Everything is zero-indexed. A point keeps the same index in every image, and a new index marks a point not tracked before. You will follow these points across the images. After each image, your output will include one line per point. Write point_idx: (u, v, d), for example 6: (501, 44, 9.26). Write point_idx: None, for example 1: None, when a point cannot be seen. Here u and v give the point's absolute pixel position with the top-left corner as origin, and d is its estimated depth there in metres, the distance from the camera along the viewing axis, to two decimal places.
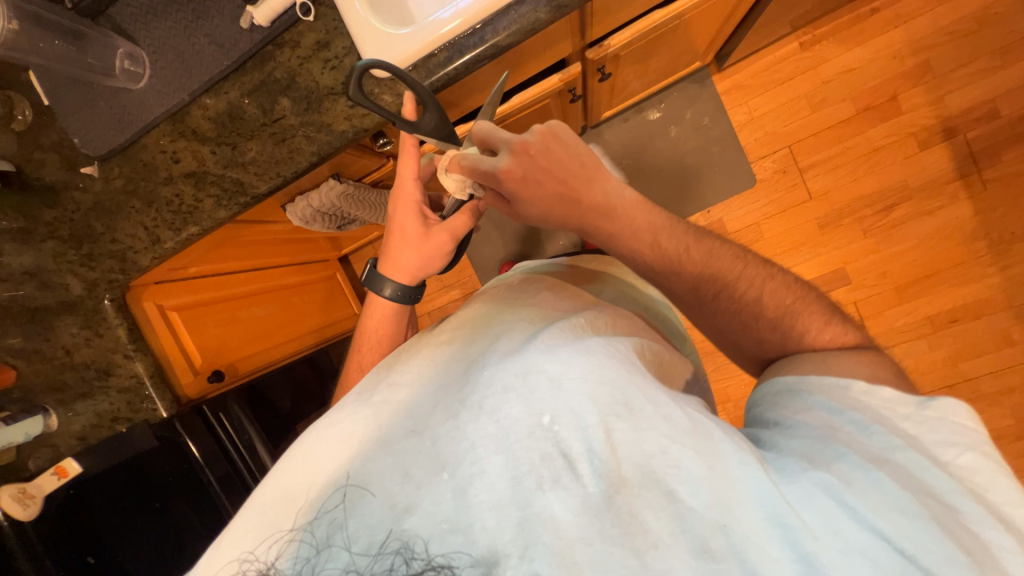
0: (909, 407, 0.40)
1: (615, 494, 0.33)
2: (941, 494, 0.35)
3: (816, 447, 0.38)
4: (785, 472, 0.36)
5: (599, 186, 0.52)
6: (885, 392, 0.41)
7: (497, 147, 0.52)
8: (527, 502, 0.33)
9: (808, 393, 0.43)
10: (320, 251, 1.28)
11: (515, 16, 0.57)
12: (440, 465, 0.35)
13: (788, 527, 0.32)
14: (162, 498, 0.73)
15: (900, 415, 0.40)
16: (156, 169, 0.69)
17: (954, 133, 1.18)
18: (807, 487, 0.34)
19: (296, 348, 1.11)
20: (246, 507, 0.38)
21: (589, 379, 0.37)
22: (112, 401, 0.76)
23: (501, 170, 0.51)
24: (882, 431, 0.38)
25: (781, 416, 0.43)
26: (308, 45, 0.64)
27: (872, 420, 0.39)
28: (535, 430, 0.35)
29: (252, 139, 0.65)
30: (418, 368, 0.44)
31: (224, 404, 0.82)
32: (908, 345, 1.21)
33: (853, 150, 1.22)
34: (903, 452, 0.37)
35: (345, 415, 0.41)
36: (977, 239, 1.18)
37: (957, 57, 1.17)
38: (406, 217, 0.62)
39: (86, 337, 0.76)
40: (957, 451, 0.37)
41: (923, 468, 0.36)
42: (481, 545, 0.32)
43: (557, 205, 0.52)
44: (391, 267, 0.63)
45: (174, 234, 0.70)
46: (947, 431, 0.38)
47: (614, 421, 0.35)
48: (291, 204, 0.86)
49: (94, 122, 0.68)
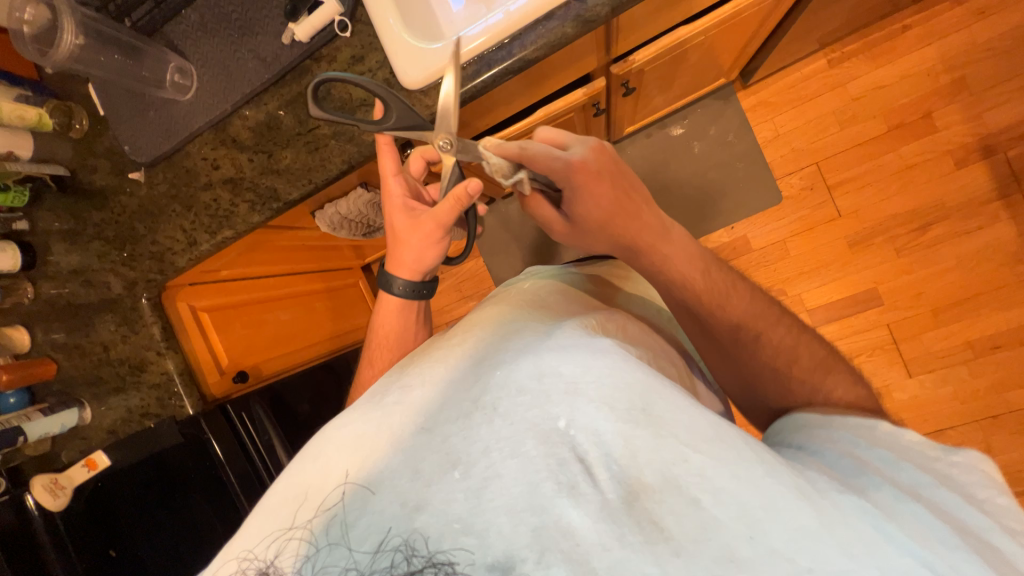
0: (937, 451, 0.40)
1: (634, 501, 0.32)
2: (978, 530, 0.34)
3: (849, 474, 0.38)
4: (822, 489, 0.34)
5: (650, 211, 0.57)
6: (910, 434, 0.41)
7: (564, 144, 0.54)
8: (543, 507, 0.32)
9: (832, 426, 0.44)
10: (344, 259, 1.32)
11: (543, 31, 0.59)
12: (452, 464, 0.35)
13: (821, 542, 0.30)
14: (183, 493, 0.75)
15: (928, 457, 0.39)
16: (197, 175, 0.73)
17: (993, 151, 1.14)
18: (844, 505, 0.33)
19: (318, 352, 1.13)
20: (262, 502, 0.38)
21: (604, 386, 0.36)
22: (144, 396, 0.79)
23: (575, 159, 0.51)
24: (910, 466, 0.38)
25: (810, 444, 0.43)
26: (343, 59, 0.67)
27: (901, 456, 0.39)
28: (550, 434, 0.34)
29: (287, 147, 0.68)
30: (431, 369, 0.42)
31: (248, 404, 0.84)
32: (946, 371, 1.15)
33: (885, 168, 1.19)
34: (936, 488, 0.37)
35: (358, 416, 0.40)
36: (1021, 262, 1.12)
37: (995, 74, 1.14)
38: (394, 214, 0.63)
39: (123, 334, 0.79)
40: (991, 493, 0.37)
41: (956, 505, 0.36)
42: (495, 549, 0.31)
43: (616, 212, 0.55)
44: (393, 264, 0.64)
45: (210, 237, 0.73)
46: (978, 476, 0.38)
47: (631, 428, 0.34)
48: (320, 211, 0.89)
49: (143, 131, 0.73)
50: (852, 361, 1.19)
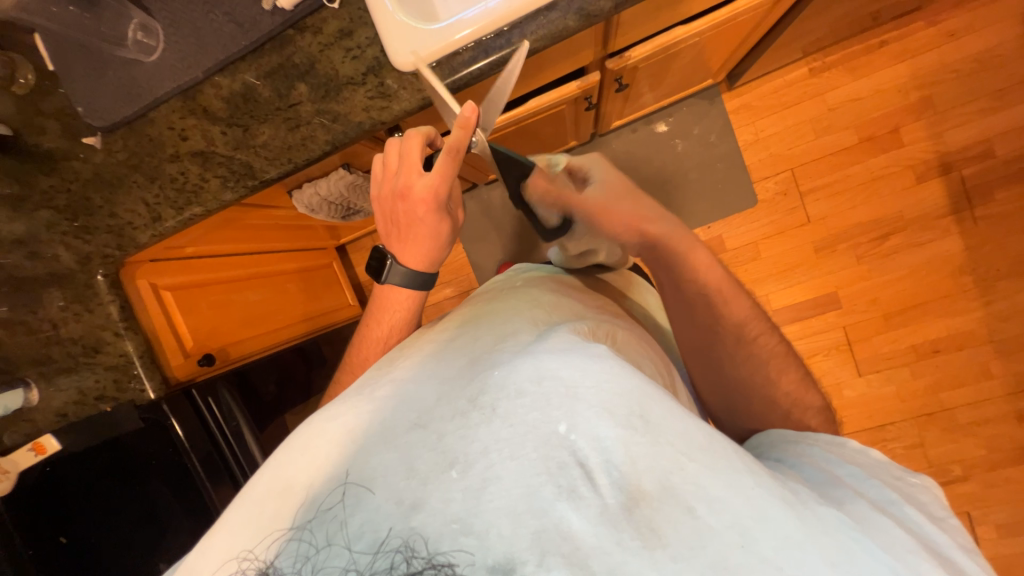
0: (899, 471, 0.46)
1: (634, 507, 0.33)
2: (938, 545, 0.38)
3: (828, 488, 0.42)
4: (806, 500, 0.37)
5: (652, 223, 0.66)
6: (874, 454, 0.48)
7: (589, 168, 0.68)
8: (543, 511, 0.33)
9: (807, 443, 0.50)
10: (317, 239, 1.27)
11: (544, 21, 0.57)
12: (449, 464, 0.35)
13: (804, 552, 0.33)
14: (145, 482, 0.72)
15: (892, 475, 0.45)
16: (163, 145, 0.67)
17: (950, 168, 1.21)
18: (828, 518, 0.36)
19: (290, 335, 1.09)
20: (241, 496, 0.39)
21: (603, 390, 0.36)
22: (98, 378, 0.74)
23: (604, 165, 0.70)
24: (879, 483, 0.44)
25: (792, 458, 0.48)
26: (330, 32, 0.62)
27: (869, 474, 0.45)
28: (550, 438, 0.35)
29: (266, 122, 0.64)
30: (422, 365, 0.44)
31: (213, 388, 0.80)
32: (892, 372, 1.24)
33: (853, 178, 1.25)
34: (902, 504, 0.41)
35: (345, 409, 0.41)
36: (964, 274, 1.21)
37: (959, 95, 1.20)
38: (439, 219, 0.60)
39: (76, 312, 0.73)
40: (945, 514, 0.42)
41: (922, 521, 0.40)
42: (496, 552, 0.32)
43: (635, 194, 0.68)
44: (409, 259, 0.63)
45: (176, 213, 0.68)
46: (933, 497, 0.43)
47: (631, 434, 0.35)
48: (297, 190, 0.85)
49: (101, 92, 0.66)
50: (809, 359, 1.27)
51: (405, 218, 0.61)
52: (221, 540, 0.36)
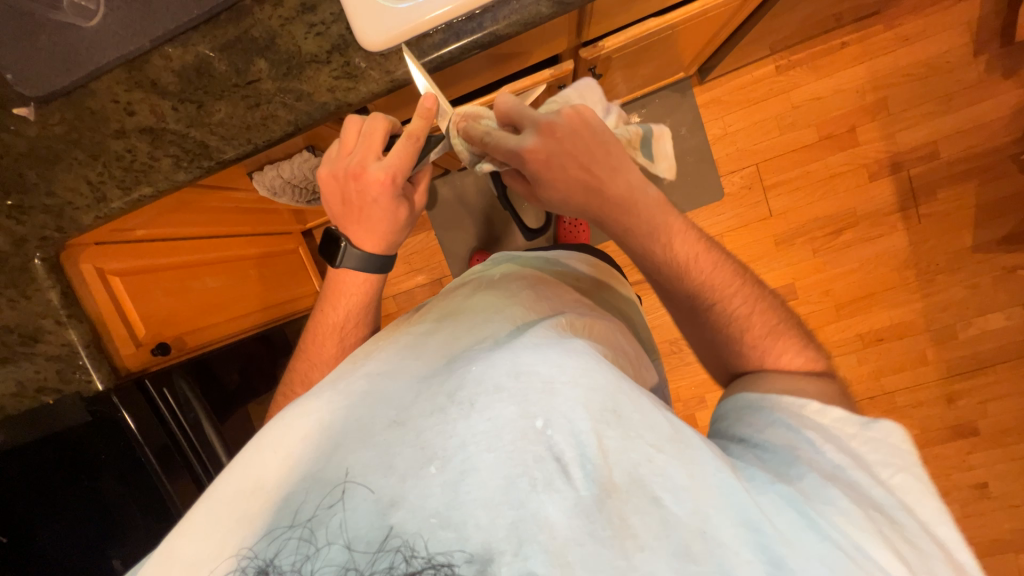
0: (855, 427, 0.45)
1: (606, 499, 0.34)
2: (885, 508, 0.40)
3: (778, 464, 0.42)
4: (756, 483, 0.39)
5: (621, 177, 0.53)
6: (835, 412, 0.46)
7: (522, 124, 0.52)
8: (520, 503, 0.33)
9: (770, 410, 0.47)
10: (281, 223, 1.22)
11: (517, 7, 0.56)
12: (428, 460, 0.34)
13: (763, 534, 0.34)
14: (93, 478, 0.69)
15: (847, 434, 0.44)
16: (106, 119, 0.62)
17: (900, 168, 1.28)
18: (776, 499, 0.38)
19: (252, 323, 1.06)
20: (208, 498, 0.38)
21: (579, 385, 0.37)
22: (40, 368, 0.68)
23: (526, 148, 0.50)
24: (831, 448, 0.43)
25: (747, 429, 0.47)
26: (291, 5, 0.59)
27: (823, 439, 0.44)
28: (527, 432, 0.35)
29: (222, 99, 0.61)
30: (399, 362, 0.44)
31: (169, 377, 0.77)
32: (839, 358, 1.32)
33: (813, 175, 1.30)
34: (851, 470, 0.42)
35: (321, 405, 0.41)
36: (907, 267, 1.29)
37: (910, 98, 1.27)
38: (397, 201, 0.59)
39: (10, 298, 0.67)
40: (891, 471, 0.42)
41: (868, 485, 0.41)
42: (474, 543, 0.32)
43: (580, 193, 0.53)
44: (363, 243, 0.62)
45: (122, 194, 0.64)
46: (886, 452, 0.43)
47: (604, 428, 0.36)
48: (259, 172, 0.82)
49: (33, 58, 0.61)
50: None
51: (358, 199, 0.59)
52: (201, 543, 0.35)
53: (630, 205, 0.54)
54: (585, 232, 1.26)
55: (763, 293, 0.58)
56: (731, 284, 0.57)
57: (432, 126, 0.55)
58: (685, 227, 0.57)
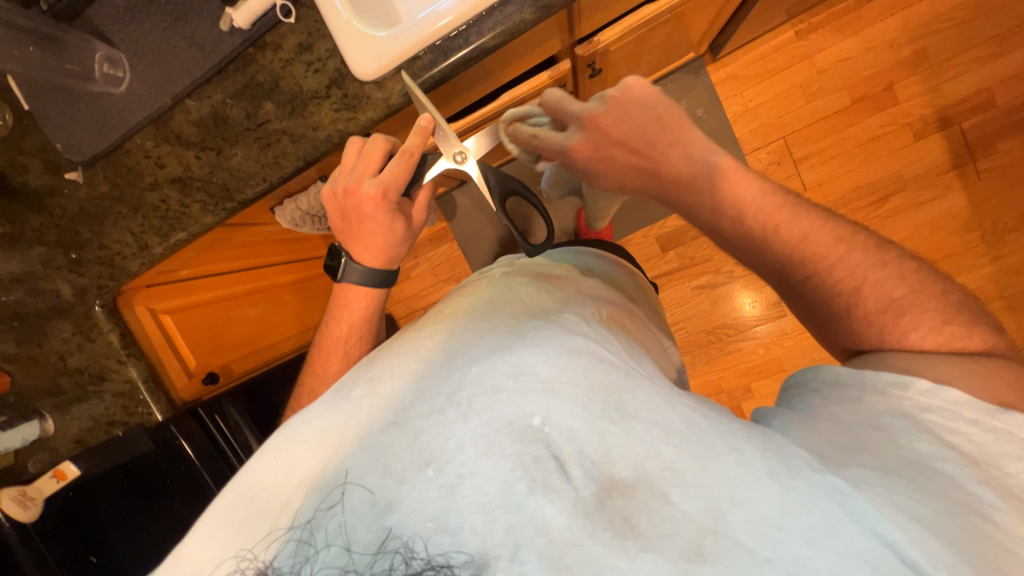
0: (978, 414, 0.39)
1: (606, 498, 0.34)
2: (979, 505, 0.35)
3: (837, 450, 0.39)
4: (793, 466, 0.36)
5: (682, 149, 0.51)
6: (952, 394, 0.40)
7: (566, 120, 0.55)
8: (517, 506, 0.33)
9: (858, 388, 0.44)
10: (315, 248, 1.28)
11: (501, 17, 0.56)
12: (425, 462, 0.36)
13: (781, 532, 0.33)
14: (164, 501, 0.76)
15: (966, 420, 0.39)
16: (141, 174, 0.68)
17: (950, 122, 1.17)
18: (817, 488, 0.35)
19: (292, 346, 1.12)
20: (217, 501, 0.40)
21: (579, 385, 0.38)
22: (108, 405, 0.76)
23: (570, 147, 0.54)
24: (930, 439, 0.38)
25: (816, 408, 0.45)
26: (290, 47, 0.62)
27: (920, 426, 0.39)
28: (525, 432, 0.36)
29: (237, 143, 0.65)
30: (400, 363, 0.44)
31: (219, 405, 0.83)
32: None
33: (849, 141, 1.21)
34: (950, 463, 0.37)
35: (322, 411, 0.42)
36: (970, 230, 1.17)
37: (954, 45, 1.15)
38: (392, 217, 0.60)
39: (79, 343, 0.75)
40: (1021, 467, 0.37)
41: (968, 479, 0.36)
42: (470, 547, 0.32)
43: (636, 176, 0.54)
44: (362, 258, 0.63)
45: (161, 240, 0.70)
46: (1019, 446, 0.38)
47: (605, 424, 0.36)
48: (280, 206, 0.88)
49: (76, 127, 0.67)
50: None
51: (355, 214, 0.61)
52: (202, 545, 0.38)
53: (690, 183, 0.51)
54: (607, 227, 1.24)
55: (884, 256, 0.48)
56: (813, 249, 0.49)
57: (428, 143, 0.56)
58: (765, 194, 0.50)
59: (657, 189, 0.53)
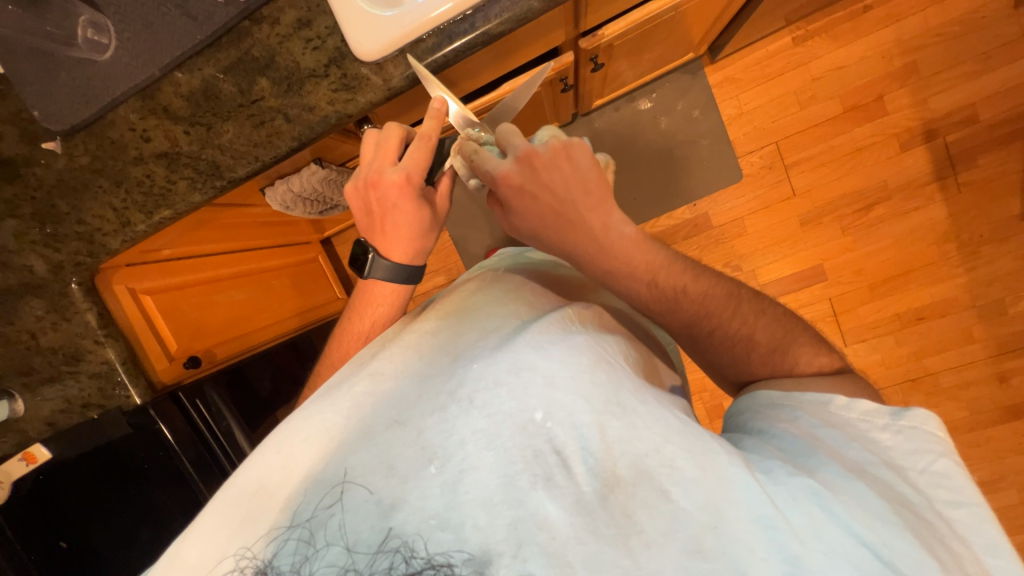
0: (885, 419, 0.43)
1: (609, 495, 0.34)
2: (915, 506, 0.38)
3: (799, 457, 0.40)
4: (773, 476, 0.37)
5: (600, 217, 0.51)
6: (863, 404, 0.44)
7: (506, 149, 0.53)
8: (519, 501, 0.33)
9: (793, 407, 0.45)
10: (302, 233, 1.25)
11: (508, 4, 0.55)
12: (428, 460, 0.35)
13: (777, 532, 0.34)
14: (137, 484, 0.73)
15: (876, 427, 0.43)
16: (125, 148, 0.65)
17: (935, 135, 1.20)
18: (795, 492, 0.36)
19: (280, 331, 1.09)
20: (218, 499, 0.39)
21: (581, 379, 0.38)
22: (83, 387, 0.73)
23: (500, 172, 0.51)
24: (860, 446, 0.41)
25: (766, 425, 0.44)
26: (288, 22, 0.60)
27: (849, 436, 0.42)
28: (526, 427, 0.36)
29: (229, 120, 0.62)
30: (402, 356, 0.45)
31: (200, 389, 0.80)
32: (877, 340, 1.26)
33: (838, 149, 1.24)
34: (880, 467, 0.40)
35: (322, 407, 0.42)
36: (948, 241, 1.21)
37: (943, 60, 1.18)
38: (418, 206, 0.59)
39: (53, 321, 0.72)
40: (930, 460, 0.41)
41: (896, 482, 0.39)
42: (473, 544, 0.32)
43: (549, 222, 0.52)
44: (390, 253, 0.61)
45: (145, 217, 0.67)
46: (921, 440, 0.42)
47: (607, 420, 0.36)
48: (271, 185, 0.84)
49: (56, 94, 0.64)
50: None
51: (378, 207, 0.60)
52: (201, 543, 0.37)
53: (605, 247, 0.51)
54: None
55: None
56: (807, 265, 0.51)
57: (444, 126, 0.56)
58: (669, 258, 0.52)
59: (563, 241, 0.52)
